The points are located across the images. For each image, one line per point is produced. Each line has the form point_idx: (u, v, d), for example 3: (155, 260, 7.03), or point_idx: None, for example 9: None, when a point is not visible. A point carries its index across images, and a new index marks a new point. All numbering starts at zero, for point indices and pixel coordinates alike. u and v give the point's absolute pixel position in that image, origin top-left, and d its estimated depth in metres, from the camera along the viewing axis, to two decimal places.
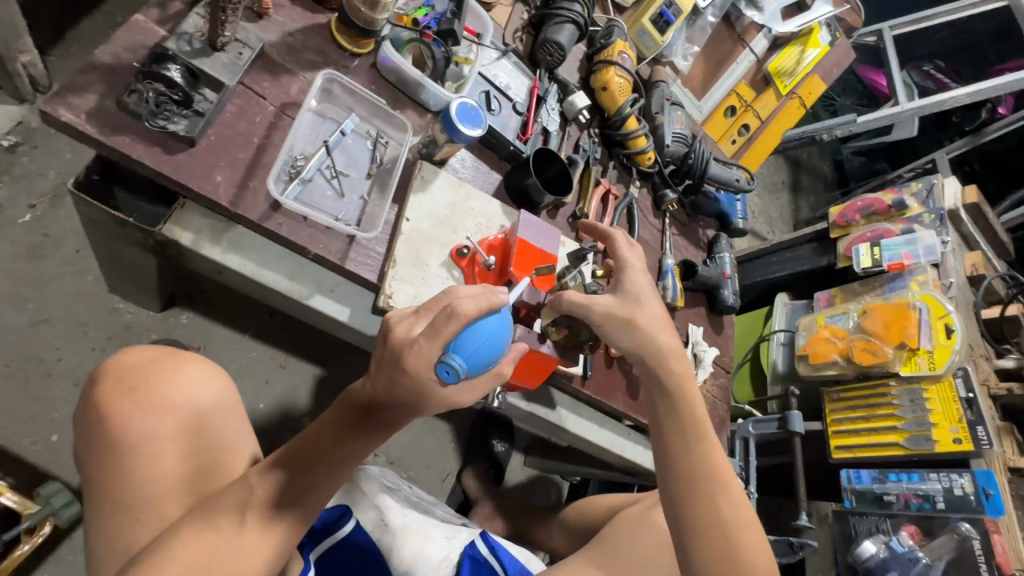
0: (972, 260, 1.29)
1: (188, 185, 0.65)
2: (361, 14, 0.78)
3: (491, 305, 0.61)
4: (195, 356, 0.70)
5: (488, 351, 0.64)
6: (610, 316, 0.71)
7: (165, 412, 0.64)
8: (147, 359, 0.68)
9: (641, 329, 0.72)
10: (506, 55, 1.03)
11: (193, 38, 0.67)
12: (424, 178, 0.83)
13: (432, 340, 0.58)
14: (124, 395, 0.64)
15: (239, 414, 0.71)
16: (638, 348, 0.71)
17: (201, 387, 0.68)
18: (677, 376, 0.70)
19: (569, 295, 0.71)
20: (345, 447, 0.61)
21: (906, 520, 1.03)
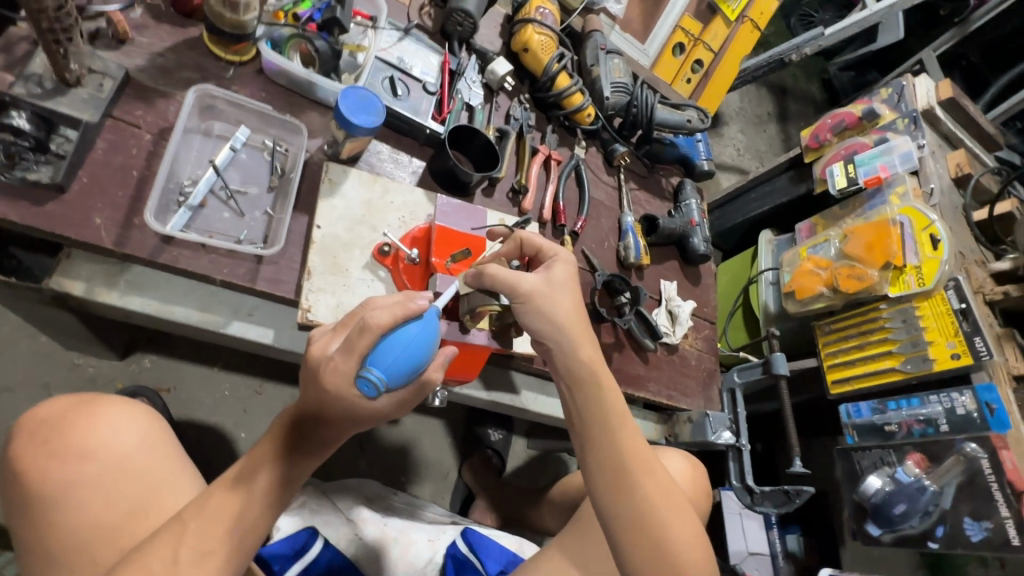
0: (955, 159, 1.19)
1: (65, 233, 0.62)
2: (227, 20, 0.73)
3: (409, 313, 0.58)
4: (114, 399, 0.69)
5: (416, 359, 0.58)
6: (536, 289, 0.66)
7: (84, 459, 0.63)
8: (63, 409, 0.66)
9: (554, 312, 0.67)
10: (407, 33, 0.98)
11: (44, 78, 0.64)
12: (332, 180, 0.79)
13: (347, 356, 0.55)
14: (38, 449, 0.63)
15: (171, 448, 0.70)
16: (548, 332, 0.66)
17: (121, 429, 0.67)
18: (592, 369, 0.66)
19: (491, 267, 0.65)
20: (279, 468, 0.57)
21: (911, 448, 0.97)
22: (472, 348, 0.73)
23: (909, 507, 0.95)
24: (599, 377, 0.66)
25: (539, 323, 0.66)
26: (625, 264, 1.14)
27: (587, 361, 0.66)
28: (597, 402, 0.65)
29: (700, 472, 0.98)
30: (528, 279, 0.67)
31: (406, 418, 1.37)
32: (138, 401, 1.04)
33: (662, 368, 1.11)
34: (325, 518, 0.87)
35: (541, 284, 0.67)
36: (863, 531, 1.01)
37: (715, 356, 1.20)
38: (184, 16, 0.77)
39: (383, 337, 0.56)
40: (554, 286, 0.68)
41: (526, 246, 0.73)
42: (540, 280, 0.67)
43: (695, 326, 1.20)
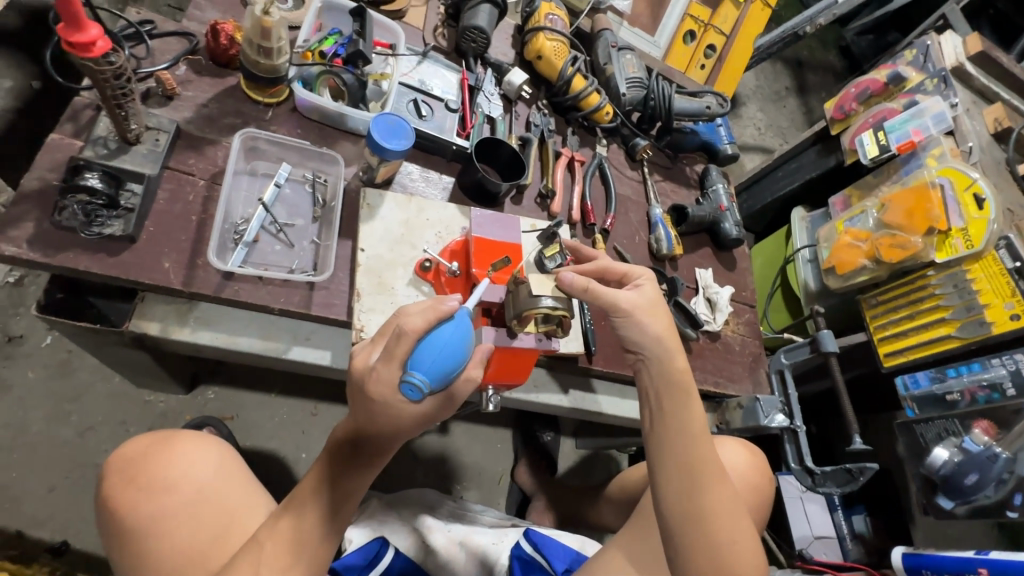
0: (994, 114, 1.15)
1: (140, 279, 0.67)
2: (262, 65, 0.78)
3: (440, 315, 0.59)
4: (189, 434, 0.74)
5: (455, 356, 0.59)
6: (637, 305, 0.72)
7: (167, 491, 0.68)
8: (143, 446, 0.72)
9: (651, 327, 0.72)
10: (425, 56, 1.01)
11: (108, 139, 0.69)
12: (370, 205, 0.83)
13: (387, 363, 0.57)
14: (126, 484, 0.69)
15: (243, 476, 0.75)
16: (648, 344, 0.71)
17: (198, 461, 0.72)
18: (683, 378, 0.71)
19: (599, 285, 0.70)
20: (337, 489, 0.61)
21: (975, 415, 0.93)
22: (517, 351, 0.74)
23: (981, 477, 0.90)
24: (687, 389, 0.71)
25: (635, 334, 0.72)
26: (658, 256, 1.15)
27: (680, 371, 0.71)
28: (682, 405, 0.69)
29: (760, 456, 0.96)
30: (626, 296, 0.72)
31: (455, 426, 1.40)
32: (208, 430, 1.11)
33: (706, 356, 1.11)
34: (392, 528, 0.90)
35: (641, 300, 0.72)
36: (935, 505, 0.98)
37: (759, 339, 1.19)
38: (221, 67, 0.83)
39: (417, 340, 0.58)
40: (649, 304, 0.73)
41: (609, 272, 0.77)
42: (637, 298, 0.73)
43: (735, 311, 1.19)
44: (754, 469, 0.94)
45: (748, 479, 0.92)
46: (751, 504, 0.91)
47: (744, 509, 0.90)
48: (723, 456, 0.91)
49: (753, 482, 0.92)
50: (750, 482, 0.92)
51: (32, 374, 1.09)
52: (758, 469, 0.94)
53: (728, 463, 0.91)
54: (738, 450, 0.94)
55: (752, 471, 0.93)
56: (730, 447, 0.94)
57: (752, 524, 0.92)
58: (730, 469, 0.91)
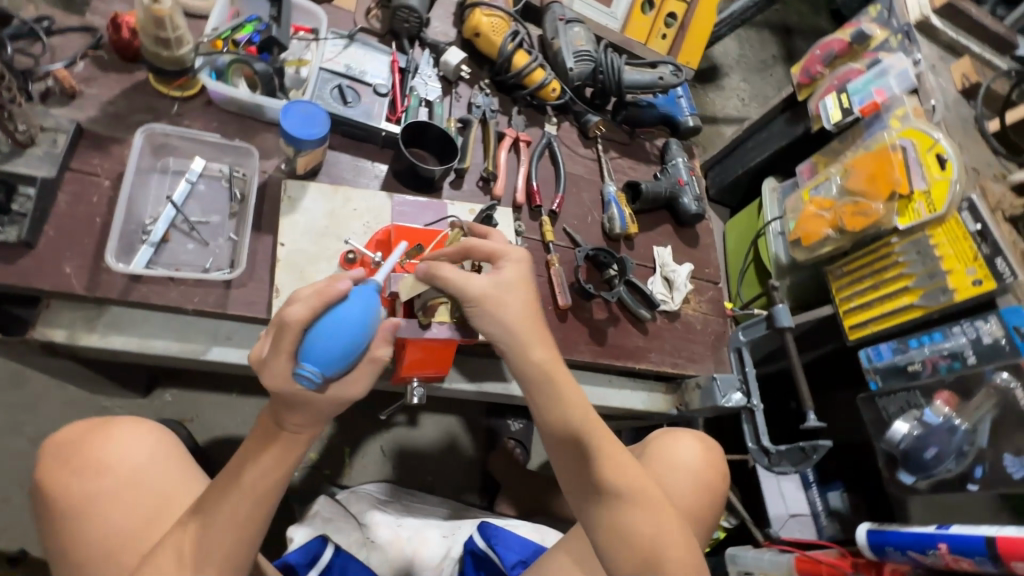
0: (961, 69, 1.09)
1: (41, 286, 0.65)
2: (165, 57, 0.75)
3: (327, 301, 0.56)
4: (127, 418, 0.73)
5: (349, 341, 0.56)
6: (485, 293, 0.65)
7: (99, 475, 0.67)
8: (81, 429, 0.70)
9: (502, 315, 0.67)
10: (352, 39, 0.96)
11: (0, 143, 0.67)
12: (291, 198, 0.80)
13: (276, 356, 0.56)
14: (60, 466, 0.67)
15: (182, 458, 0.73)
16: (502, 336, 0.67)
17: (130, 446, 0.70)
18: (546, 369, 0.67)
19: (444, 268, 0.64)
20: (258, 471, 0.62)
21: (937, 386, 0.90)
22: (435, 342, 0.71)
23: (942, 449, 0.88)
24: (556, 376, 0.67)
25: (490, 326, 0.66)
26: (612, 236, 1.11)
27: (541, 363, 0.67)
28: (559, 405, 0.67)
29: (717, 456, 0.94)
30: (474, 283, 0.66)
31: (424, 418, 1.38)
32: (164, 433, 1.10)
33: (664, 337, 1.07)
34: (336, 526, 0.90)
35: (490, 287, 0.66)
36: (896, 480, 0.95)
37: (722, 317, 1.15)
38: (128, 61, 0.80)
39: (305, 329, 0.56)
40: (498, 289, 0.67)
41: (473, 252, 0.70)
42: (486, 284, 0.66)
43: (696, 289, 1.15)
44: (709, 466, 0.92)
45: (701, 474, 0.90)
46: (703, 501, 0.89)
47: (695, 507, 0.88)
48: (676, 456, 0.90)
49: (707, 480, 0.90)
50: (703, 480, 0.90)
51: None
52: (713, 465, 0.92)
53: (682, 462, 0.89)
54: (692, 446, 0.92)
55: (706, 468, 0.91)
56: (684, 441, 0.92)
57: (703, 524, 0.90)
58: (681, 464, 0.89)
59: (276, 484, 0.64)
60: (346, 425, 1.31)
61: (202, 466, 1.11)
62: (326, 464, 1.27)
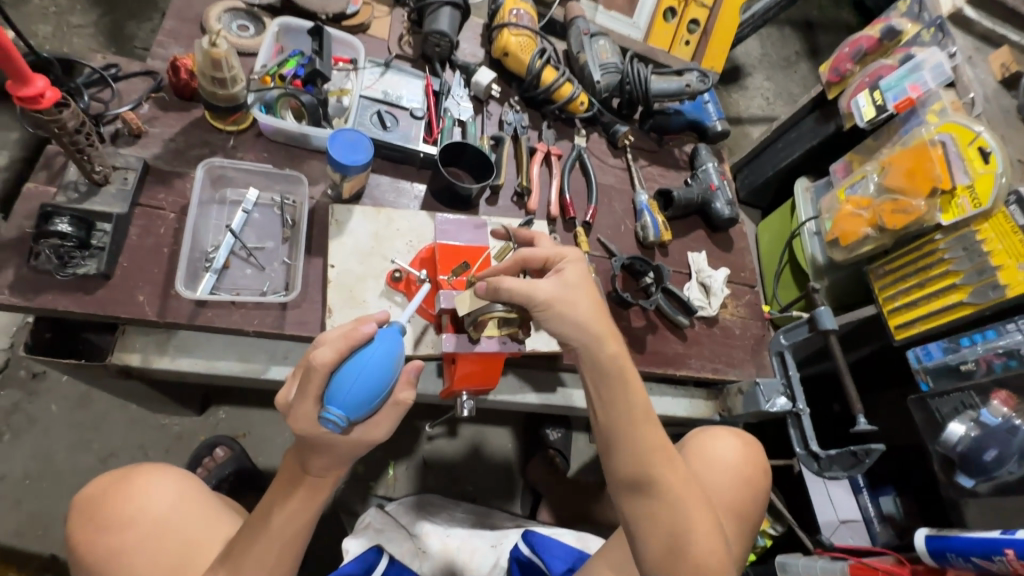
0: (999, 60, 1.07)
1: (117, 314, 0.70)
2: (220, 95, 0.80)
3: (352, 343, 0.58)
4: (148, 466, 0.75)
5: (372, 387, 0.57)
6: (556, 296, 0.66)
7: (124, 527, 0.70)
8: (104, 483, 0.73)
9: (574, 313, 0.66)
10: (388, 66, 1.01)
11: (78, 183, 0.73)
12: (339, 221, 0.84)
13: (302, 400, 0.57)
14: (87, 522, 0.71)
15: (204, 500, 0.76)
16: (571, 332, 0.66)
17: (153, 495, 0.73)
18: (615, 365, 0.67)
19: (507, 281, 0.65)
20: (285, 517, 0.63)
21: (993, 386, 0.88)
22: (485, 355, 0.75)
23: (1002, 452, 0.86)
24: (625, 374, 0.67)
25: (564, 326, 0.66)
26: (646, 244, 1.12)
27: (612, 359, 0.67)
28: (620, 393, 0.66)
29: (756, 450, 0.93)
30: (541, 286, 0.66)
31: (464, 429, 1.40)
32: (221, 449, 1.16)
33: (703, 343, 1.07)
34: (388, 536, 0.91)
35: (559, 290, 0.66)
36: (955, 484, 0.92)
37: (761, 320, 1.14)
38: (186, 100, 0.85)
39: (333, 372, 0.57)
40: (567, 292, 0.67)
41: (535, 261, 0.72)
42: (548, 292, 0.66)
43: (732, 294, 1.15)
44: (749, 461, 0.91)
45: (740, 473, 0.89)
46: (742, 498, 0.88)
47: (733, 504, 0.87)
48: (712, 449, 0.89)
49: (745, 475, 0.89)
50: (741, 475, 0.89)
51: (55, 408, 1.16)
52: (752, 462, 0.91)
53: (718, 456, 0.89)
54: (731, 444, 0.91)
55: (743, 466, 0.90)
56: (721, 440, 0.91)
57: (749, 521, 0.89)
58: (717, 463, 0.88)
59: (303, 526, 0.65)
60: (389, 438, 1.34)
61: (256, 480, 1.15)
62: (371, 476, 1.31)
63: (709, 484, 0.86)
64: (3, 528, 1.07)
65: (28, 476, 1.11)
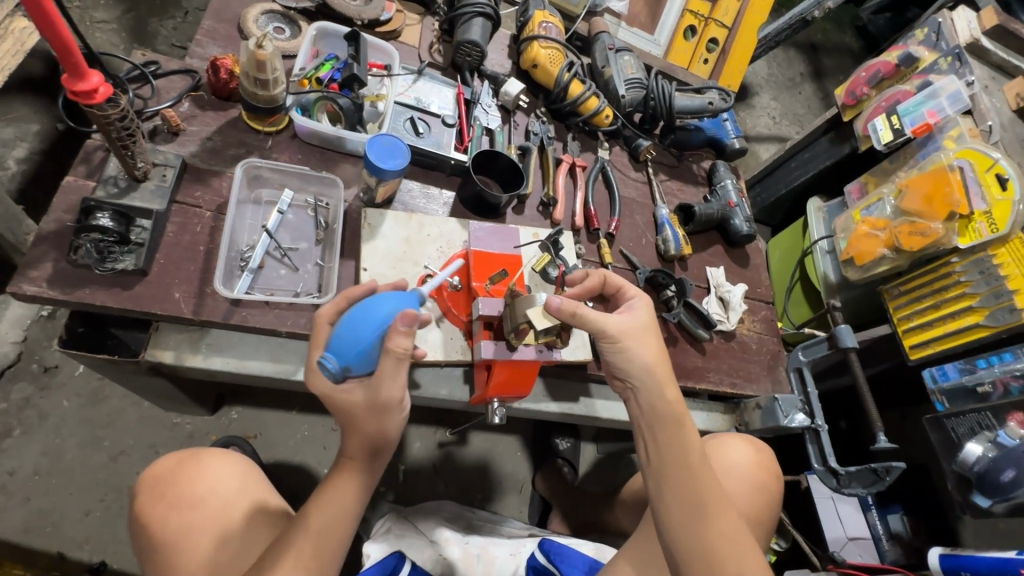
0: (1014, 89, 1.10)
1: (154, 310, 0.70)
2: (259, 96, 0.81)
3: (353, 298, 0.69)
4: (214, 451, 0.76)
5: (355, 329, 0.62)
6: (626, 329, 0.70)
7: (193, 507, 0.70)
8: (172, 464, 0.74)
9: (641, 355, 0.70)
10: (421, 73, 1.02)
11: (118, 178, 0.73)
12: (372, 224, 0.84)
13: (313, 351, 0.66)
14: (157, 500, 0.71)
15: (268, 490, 0.76)
16: (637, 373, 0.70)
17: (220, 477, 0.73)
18: (674, 409, 0.69)
19: (586, 307, 0.68)
20: (323, 513, 0.63)
21: (1009, 407, 0.88)
22: (520, 363, 0.76)
23: (1019, 473, 0.85)
24: (681, 417, 0.70)
25: (626, 363, 0.70)
26: (666, 257, 1.13)
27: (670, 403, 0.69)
28: (676, 436, 0.68)
29: (767, 458, 0.95)
30: (615, 323, 0.70)
31: (474, 436, 1.40)
32: (232, 450, 1.14)
33: (722, 356, 1.09)
34: (409, 542, 0.91)
35: (628, 324, 0.70)
36: (972, 503, 0.94)
37: (777, 336, 1.16)
38: (223, 99, 0.86)
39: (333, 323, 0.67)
40: (640, 329, 0.71)
41: (607, 284, 0.78)
42: (628, 322, 0.71)
43: (749, 309, 1.16)
44: (760, 467, 0.93)
45: (753, 478, 0.91)
46: (758, 503, 0.91)
47: (751, 509, 0.90)
48: (727, 457, 0.91)
49: (760, 481, 0.92)
50: (755, 480, 0.91)
51: (67, 403, 1.14)
52: (764, 467, 0.94)
53: (732, 464, 0.91)
54: (742, 448, 0.93)
55: (757, 471, 0.92)
56: (734, 446, 0.93)
57: (765, 523, 0.92)
58: (733, 470, 0.90)
59: (343, 519, 0.63)
60: (400, 443, 1.34)
61: None
62: (381, 482, 1.30)
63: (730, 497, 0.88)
64: (10, 524, 1.05)
65: (37, 472, 1.09)
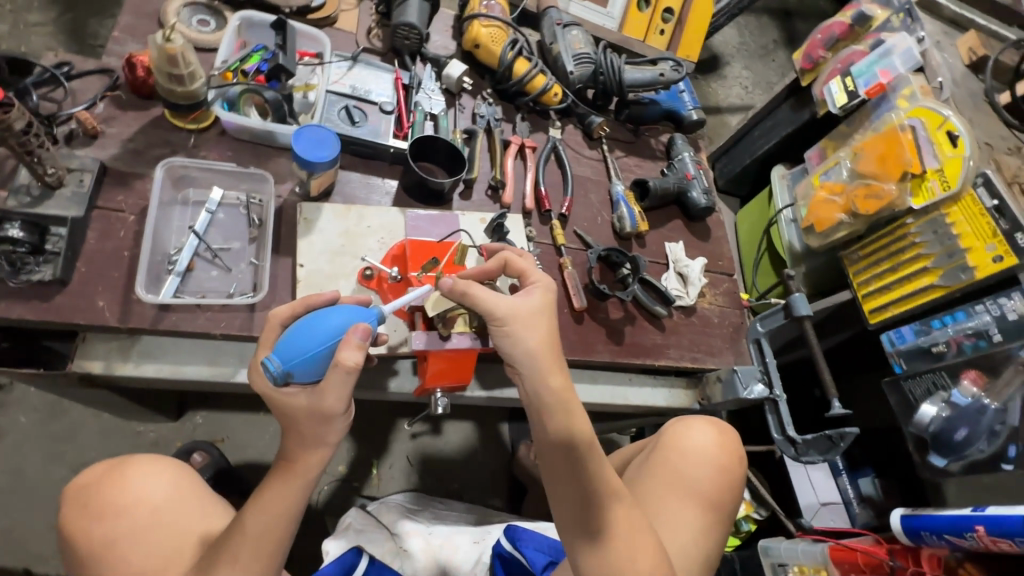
0: (967, 43, 1.07)
1: (77, 321, 0.68)
2: (177, 92, 0.78)
3: (312, 305, 0.67)
4: (140, 458, 0.75)
5: (308, 335, 0.61)
6: (516, 311, 0.67)
7: (118, 516, 0.70)
8: (100, 473, 0.73)
9: (526, 338, 0.66)
10: (356, 60, 0.99)
11: (30, 187, 0.70)
12: (307, 219, 0.82)
13: (258, 351, 0.64)
14: (82, 513, 0.71)
15: (198, 493, 0.74)
16: (521, 358, 0.66)
17: (145, 486, 0.72)
18: (561, 396, 0.66)
19: (475, 287, 0.66)
20: (259, 519, 0.62)
21: (963, 366, 0.90)
22: (457, 352, 0.75)
23: (971, 431, 0.90)
24: (568, 404, 0.66)
25: (512, 348, 0.66)
26: (622, 235, 1.11)
27: (559, 389, 0.66)
28: (564, 426, 0.65)
29: (734, 439, 0.94)
30: (505, 304, 0.67)
31: (447, 426, 1.39)
32: (198, 455, 1.12)
33: (682, 332, 1.08)
34: (369, 537, 0.91)
35: (516, 307, 0.67)
36: (929, 464, 0.96)
37: (739, 308, 1.15)
38: (143, 98, 0.83)
39: (285, 326, 0.66)
40: (531, 312, 0.68)
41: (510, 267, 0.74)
42: (518, 305, 0.67)
43: (710, 283, 1.15)
44: (724, 448, 0.92)
45: (716, 460, 0.90)
46: (722, 485, 0.89)
47: (713, 492, 0.88)
48: (688, 441, 0.91)
49: (723, 462, 0.91)
50: (718, 462, 0.90)
51: (25, 418, 1.13)
52: (728, 448, 0.93)
53: (692, 447, 0.90)
54: (705, 431, 0.93)
55: (720, 453, 0.91)
56: (697, 429, 0.93)
57: (731, 506, 0.90)
58: (693, 452, 0.90)
59: (280, 524, 0.63)
60: (372, 437, 1.33)
61: (233, 485, 1.13)
62: (355, 477, 1.30)
63: (685, 478, 0.88)
64: None
65: None
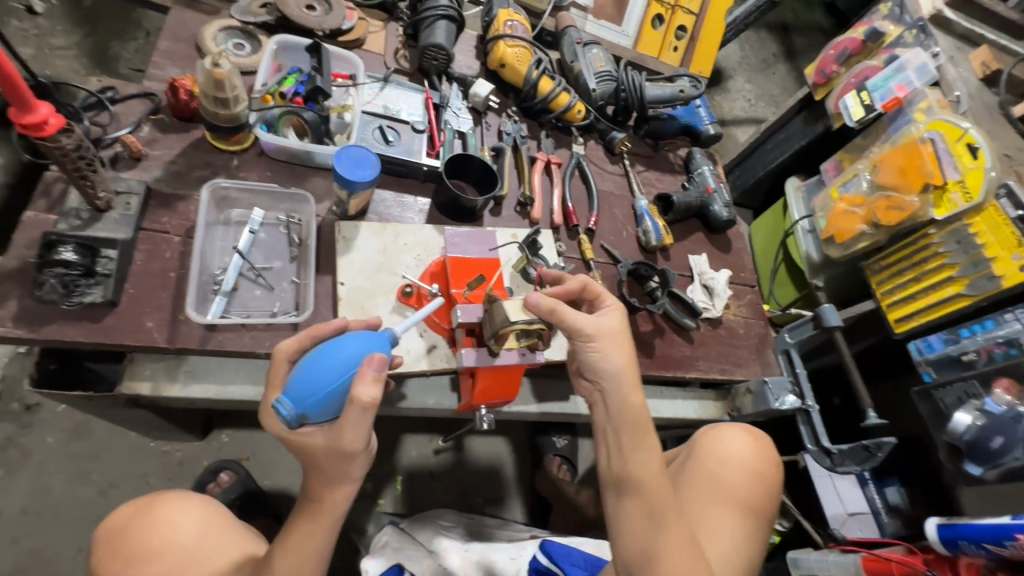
0: (980, 58, 1.10)
1: (126, 342, 0.69)
2: (220, 115, 0.79)
3: (318, 335, 0.66)
4: (167, 497, 0.74)
5: (318, 373, 0.59)
6: (603, 330, 0.69)
7: (148, 558, 0.69)
8: (126, 516, 0.73)
9: (609, 359, 0.69)
10: (387, 81, 1.01)
11: (80, 210, 0.71)
12: (346, 238, 0.83)
13: (269, 392, 0.63)
14: (112, 557, 0.70)
15: (227, 526, 0.74)
16: (605, 376, 0.69)
17: (174, 524, 0.72)
18: (639, 414, 0.69)
19: (569, 310, 0.67)
20: (288, 562, 0.64)
21: (996, 374, 0.90)
22: (503, 367, 0.76)
23: (1008, 440, 0.88)
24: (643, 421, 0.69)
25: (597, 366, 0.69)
26: (648, 248, 1.13)
27: (637, 407, 0.69)
28: (639, 442, 0.68)
29: (767, 443, 0.94)
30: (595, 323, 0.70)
31: (470, 441, 1.39)
32: (225, 474, 1.13)
33: (710, 344, 1.08)
34: (408, 554, 0.91)
35: (607, 327, 0.70)
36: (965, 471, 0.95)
37: (764, 319, 1.16)
38: (184, 121, 0.84)
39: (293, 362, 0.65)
40: (619, 332, 0.71)
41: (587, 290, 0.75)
42: (603, 324, 0.70)
43: (734, 294, 1.16)
44: (759, 455, 0.92)
45: (751, 466, 0.90)
46: (758, 492, 0.89)
47: (750, 499, 0.88)
48: (723, 448, 0.91)
49: (758, 469, 0.91)
50: (753, 469, 0.90)
51: (51, 439, 1.12)
52: (762, 454, 0.93)
53: (727, 455, 0.91)
54: (739, 439, 0.92)
55: (755, 460, 0.91)
56: (731, 437, 0.93)
57: (768, 514, 0.90)
58: (730, 460, 0.90)
59: (310, 562, 0.65)
60: (396, 454, 1.33)
61: (261, 504, 1.12)
62: (380, 494, 1.29)
63: (723, 485, 0.88)
64: None
65: (25, 513, 1.07)
